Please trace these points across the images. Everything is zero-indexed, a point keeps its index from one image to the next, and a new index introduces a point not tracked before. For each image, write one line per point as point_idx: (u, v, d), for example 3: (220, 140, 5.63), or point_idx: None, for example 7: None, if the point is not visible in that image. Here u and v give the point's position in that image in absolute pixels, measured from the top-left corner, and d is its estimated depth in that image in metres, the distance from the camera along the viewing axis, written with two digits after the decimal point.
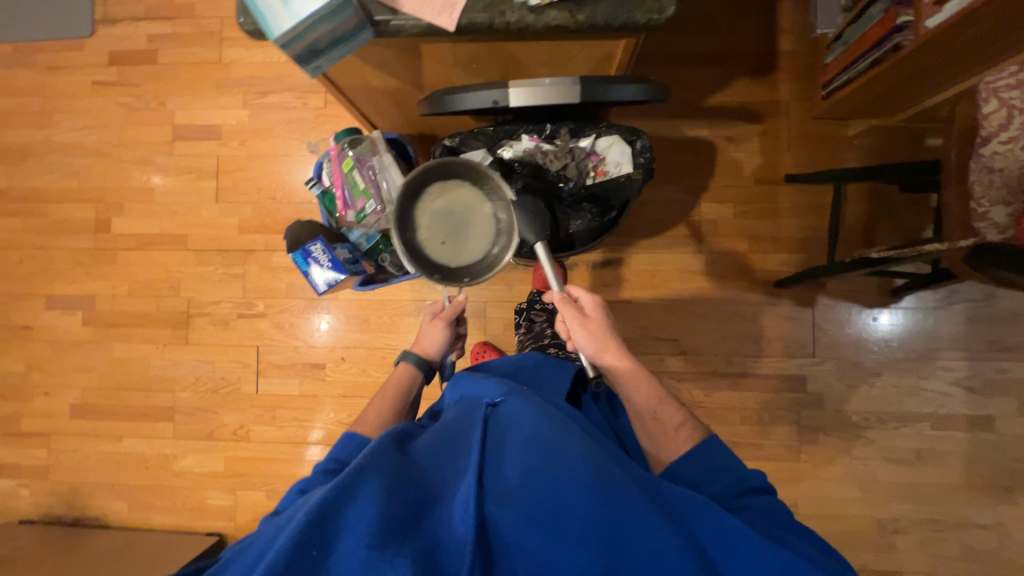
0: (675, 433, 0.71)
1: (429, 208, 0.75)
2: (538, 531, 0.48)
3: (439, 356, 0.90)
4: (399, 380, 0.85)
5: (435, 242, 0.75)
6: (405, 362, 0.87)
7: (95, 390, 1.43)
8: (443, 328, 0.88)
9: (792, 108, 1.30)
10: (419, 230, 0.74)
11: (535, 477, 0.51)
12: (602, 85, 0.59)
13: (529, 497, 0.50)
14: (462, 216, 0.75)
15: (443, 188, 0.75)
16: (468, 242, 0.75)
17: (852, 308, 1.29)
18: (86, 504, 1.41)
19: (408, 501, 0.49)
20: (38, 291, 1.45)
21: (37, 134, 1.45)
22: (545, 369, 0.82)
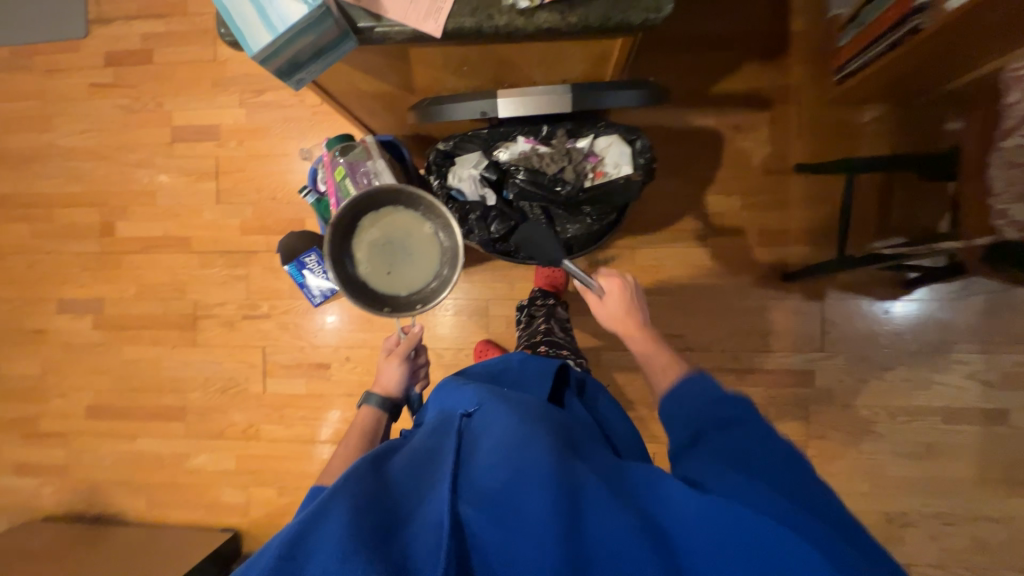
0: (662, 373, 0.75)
1: (365, 242, 0.81)
2: (508, 532, 0.47)
3: (402, 392, 0.89)
4: (363, 422, 0.84)
5: (380, 274, 0.82)
6: (368, 404, 0.86)
7: (109, 391, 1.46)
8: (398, 363, 0.89)
9: (803, 93, 1.25)
10: (362, 265, 0.81)
11: (506, 479, 0.50)
12: (593, 94, 0.60)
13: (499, 500, 0.49)
14: (401, 242, 0.81)
15: (377, 219, 0.81)
16: (412, 267, 0.82)
17: (862, 301, 1.26)
18: (106, 500, 1.46)
19: (384, 516, 0.48)
20: (49, 296, 1.47)
21: (38, 138, 1.46)
22: (529, 365, 0.79)
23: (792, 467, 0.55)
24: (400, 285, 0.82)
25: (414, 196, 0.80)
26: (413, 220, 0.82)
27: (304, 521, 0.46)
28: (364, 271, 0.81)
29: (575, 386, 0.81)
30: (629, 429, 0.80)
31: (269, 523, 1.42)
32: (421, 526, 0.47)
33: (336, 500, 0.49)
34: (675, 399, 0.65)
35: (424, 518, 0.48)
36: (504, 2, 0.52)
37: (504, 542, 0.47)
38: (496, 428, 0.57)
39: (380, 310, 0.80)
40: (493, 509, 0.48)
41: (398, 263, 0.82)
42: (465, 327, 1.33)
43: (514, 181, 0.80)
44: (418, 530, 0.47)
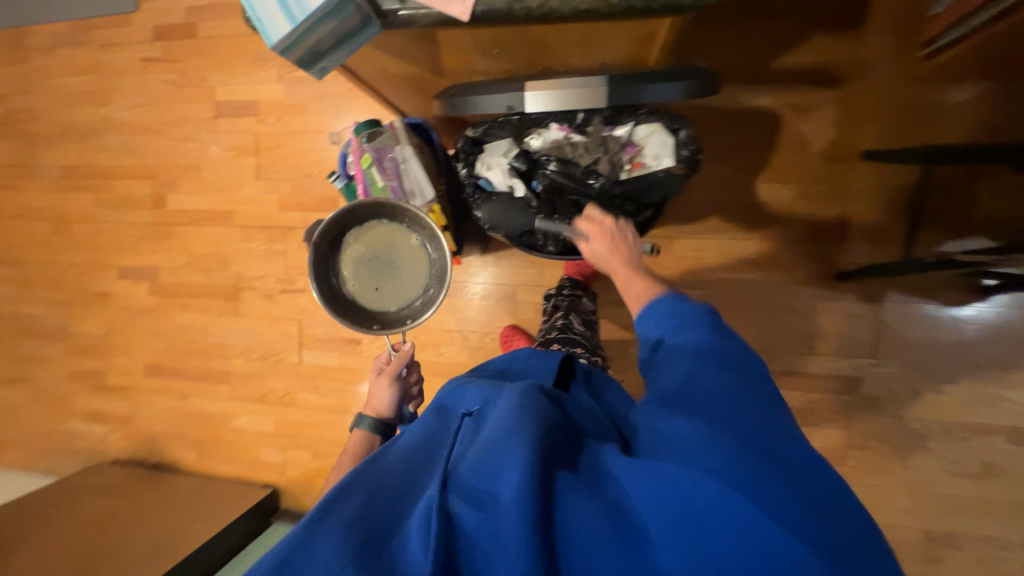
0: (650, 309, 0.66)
1: (352, 260, 0.83)
2: (491, 536, 0.43)
3: (394, 412, 0.87)
4: (356, 447, 0.83)
5: (369, 290, 0.84)
6: (361, 428, 0.84)
7: (163, 353, 1.58)
8: (388, 384, 0.87)
9: (879, 70, 1.10)
10: (351, 282, 0.83)
11: (489, 475, 0.47)
12: (632, 86, 0.55)
13: (480, 495, 0.46)
14: (388, 255, 0.83)
15: (362, 234, 0.83)
16: (400, 281, 0.84)
17: (926, 306, 1.14)
18: (164, 450, 1.61)
19: (374, 524, 0.46)
20: (110, 262, 1.58)
21: (97, 112, 1.53)
22: (536, 359, 0.76)
23: (771, 427, 0.49)
24: (390, 299, 0.84)
25: (396, 208, 0.81)
26: (399, 233, 0.83)
27: (290, 543, 0.43)
28: (354, 288, 0.84)
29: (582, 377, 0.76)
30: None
31: (304, 483, 1.52)
32: (407, 534, 0.44)
33: (338, 505, 0.47)
34: (649, 314, 0.62)
35: (411, 524, 0.45)
36: None
37: (488, 546, 0.43)
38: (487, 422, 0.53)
39: (371, 328, 0.83)
40: (476, 506, 0.45)
41: (387, 277, 0.84)
42: (492, 311, 1.33)
43: (546, 172, 0.76)
44: (404, 539, 0.44)
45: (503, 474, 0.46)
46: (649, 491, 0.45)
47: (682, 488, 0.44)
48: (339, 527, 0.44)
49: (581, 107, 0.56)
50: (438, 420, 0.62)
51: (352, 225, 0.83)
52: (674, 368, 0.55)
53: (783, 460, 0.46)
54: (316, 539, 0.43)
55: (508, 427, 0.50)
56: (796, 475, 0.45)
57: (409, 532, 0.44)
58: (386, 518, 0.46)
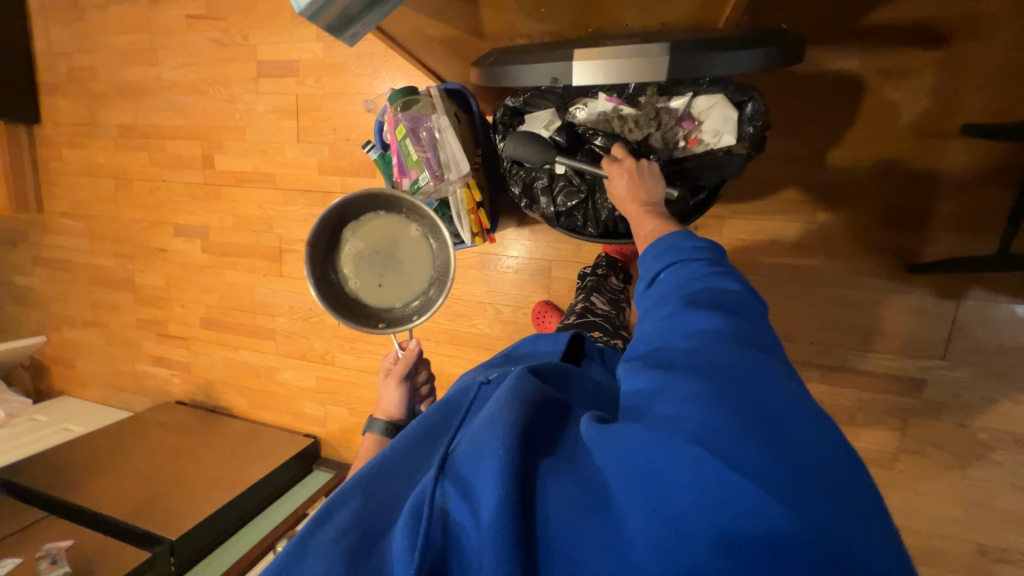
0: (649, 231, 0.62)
1: (351, 258, 0.83)
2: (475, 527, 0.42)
3: (404, 414, 0.84)
4: (369, 452, 0.79)
5: (373, 288, 0.83)
6: (374, 432, 0.80)
7: (216, 307, 1.68)
8: (396, 385, 0.84)
9: (999, 25, 0.92)
10: (353, 280, 0.82)
11: (472, 461, 0.45)
12: (697, 57, 0.49)
13: (465, 481, 0.45)
14: (387, 250, 0.82)
15: (358, 230, 0.83)
16: (402, 276, 0.83)
17: (1016, 306, 1.01)
18: (219, 395, 1.76)
19: (370, 523, 0.45)
20: (166, 219, 1.67)
21: (149, 71, 1.57)
22: (544, 339, 0.71)
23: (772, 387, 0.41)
24: (393, 295, 0.83)
25: (392, 200, 0.81)
26: (397, 226, 0.82)
27: (293, 551, 0.43)
28: (356, 287, 0.83)
29: (596, 355, 0.73)
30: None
31: (342, 437, 1.61)
32: (397, 529, 0.44)
33: (335, 515, 0.46)
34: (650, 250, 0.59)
35: (400, 520, 0.44)
36: None
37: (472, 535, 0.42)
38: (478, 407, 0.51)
39: (377, 327, 0.82)
40: (462, 493, 0.44)
41: (388, 273, 0.83)
42: (526, 286, 1.30)
43: (592, 147, 0.72)
44: (395, 535, 0.43)
45: (484, 460, 0.44)
46: (626, 467, 0.41)
47: (662, 463, 0.39)
48: (332, 535, 0.44)
49: (634, 80, 0.50)
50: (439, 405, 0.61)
51: (348, 220, 0.83)
52: (661, 316, 0.51)
53: (787, 427, 0.38)
54: (312, 551, 0.43)
55: (493, 412, 0.48)
56: (802, 447, 0.38)
57: (399, 525, 0.44)
58: (381, 514, 0.46)
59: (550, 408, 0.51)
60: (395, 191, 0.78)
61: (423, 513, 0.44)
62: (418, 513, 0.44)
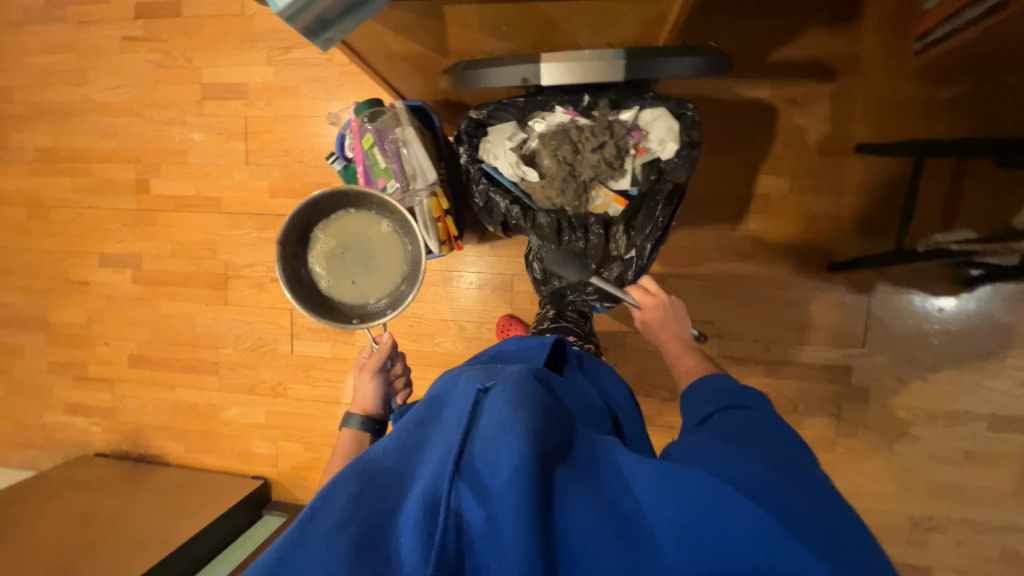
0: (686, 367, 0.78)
1: (323, 256, 0.83)
2: (492, 533, 0.43)
3: (380, 408, 0.88)
4: (346, 446, 0.84)
5: (346, 285, 0.83)
6: (350, 427, 0.85)
7: (148, 342, 1.54)
8: (369, 380, 0.87)
9: (874, 64, 1.12)
10: (327, 278, 0.82)
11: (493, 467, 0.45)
12: (648, 61, 0.55)
13: (483, 487, 0.44)
14: (359, 247, 0.83)
15: (329, 228, 0.83)
16: (375, 271, 0.83)
17: (915, 297, 1.17)
18: (149, 443, 1.57)
19: (370, 515, 0.43)
20: (90, 249, 1.53)
21: (76, 93, 1.47)
22: (527, 341, 0.73)
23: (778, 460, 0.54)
24: (367, 290, 0.83)
25: (362, 196, 0.81)
26: (368, 222, 0.83)
27: (286, 542, 0.41)
28: (329, 285, 0.83)
29: (575, 360, 0.75)
30: (633, 407, 0.76)
31: (296, 475, 1.50)
32: (405, 526, 0.43)
33: (329, 504, 0.43)
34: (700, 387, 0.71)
35: (407, 517, 0.43)
36: None
37: (489, 539, 0.43)
38: (488, 409, 0.49)
39: (351, 323, 0.82)
40: (477, 496, 0.44)
41: (361, 270, 0.83)
42: (489, 300, 1.32)
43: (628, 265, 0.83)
44: (403, 531, 0.42)
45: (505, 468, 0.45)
46: (653, 488, 0.47)
47: (697, 493, 0.46)
48: (332, 524, 0.42)
49: (596, 80, 0.55)
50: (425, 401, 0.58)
51: (319, 219, 0.83)
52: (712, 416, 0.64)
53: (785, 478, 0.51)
54: (309, 542, 0.41)
55: (509, 415, 0.47)
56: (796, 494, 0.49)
57: (407, 526, 0.43)
58: (380, 510, 0.44)
59: (557, 414, 0.53)
60: (362, 188, 0.78)
61: (437, 516, 0.43)
62: (430, 512, 0.43)
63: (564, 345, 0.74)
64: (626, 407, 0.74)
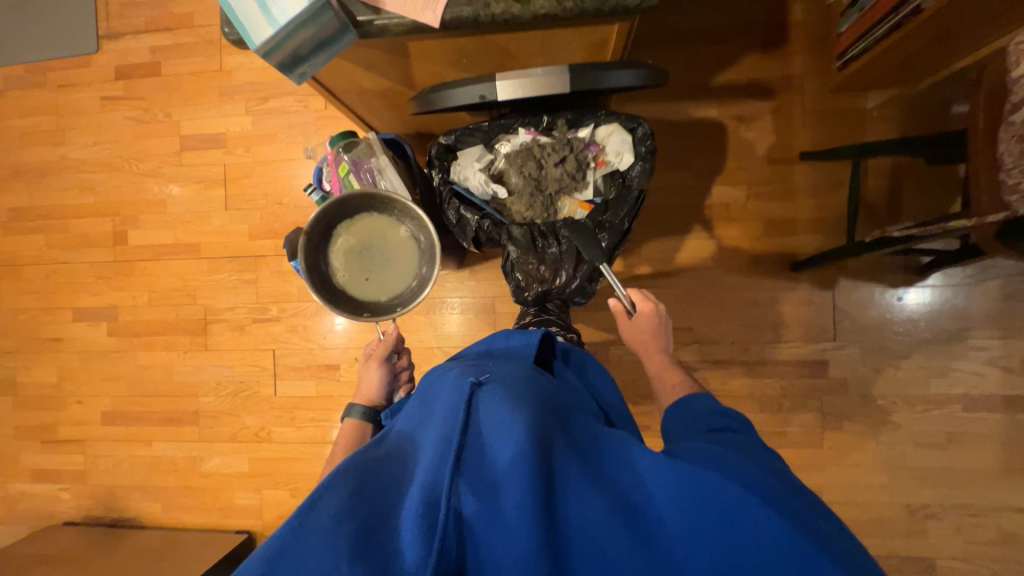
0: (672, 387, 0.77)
1: (341, 252, 0.84)
2: (494, 529, 0.43)
3: (384, 398, 0.88)
4: (348, 437, 0.83)
5: (360, 281, 0.85)
6: (352, 417, 0.84)
7: (123, 397, 1.48)
8: (376, 366, 0.88)
9: (806, 81, 1.24)
10: (342, 273, 0.84)
11: (495, 465, 0.45)
12: (595, 74, 0.61)
13: (485, 484, 0.44)
14: (377, 247, 0.85)
15: (351, 226, 0.85)
16: (389, 272, 0.85)
17: (875, 289, 1.24)
18: (123, 505, 1.48)
19: (369, 511, 0.43)
20: (63, 305, 1.50)
21: (53, 152, 1.49)
22: (516, 335, 0.73)
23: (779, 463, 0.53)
24: (380, 289, 0.85)
25: (386, 201, 0.83)
26: (388, 225, 0.85)
27: (283, 537, 0.40)
28: (343, 278, 0.84)
29: (562, 355, 0.76)
30: (621, 402, 0.77)
31: None
32: (406, 520, 0.42)
33: (325, 500, 0.43)
34: (683, 410, 0.66)
35: (408, 513, 0.43)
36: None
37: (491, 533, 0.43)
38: (487, 407, 0.49)
39: (362, 316, 0.83)
40: (477, 495, 0.44)
41: (377, 268, 0.85)
42: (472, 324, 1.34)
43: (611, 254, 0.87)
44: (404, 526, 0.42)
45: (507, 471, 0.45)
46: (656, 486, 0.47)
47: (702, 491, 0.45)
48: (329, 519, 0.41)
49: (547, 94, 0.61)
50: (422, 402, 0.57)
51: (341, 217, 0.84)
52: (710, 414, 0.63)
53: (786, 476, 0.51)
54: (310, 532, 0.41)
55: (510, 413, 0.48)
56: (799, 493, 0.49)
57: (406, 521, 0.42)
58: (379, 506, 0.44)
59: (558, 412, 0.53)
60: (391, 195, 0.81)
61: (437, 512, 0.42)
62: (430, 509, 0.42)
63: (551, 342, 0.74)
64: (615, 399, 0.76)
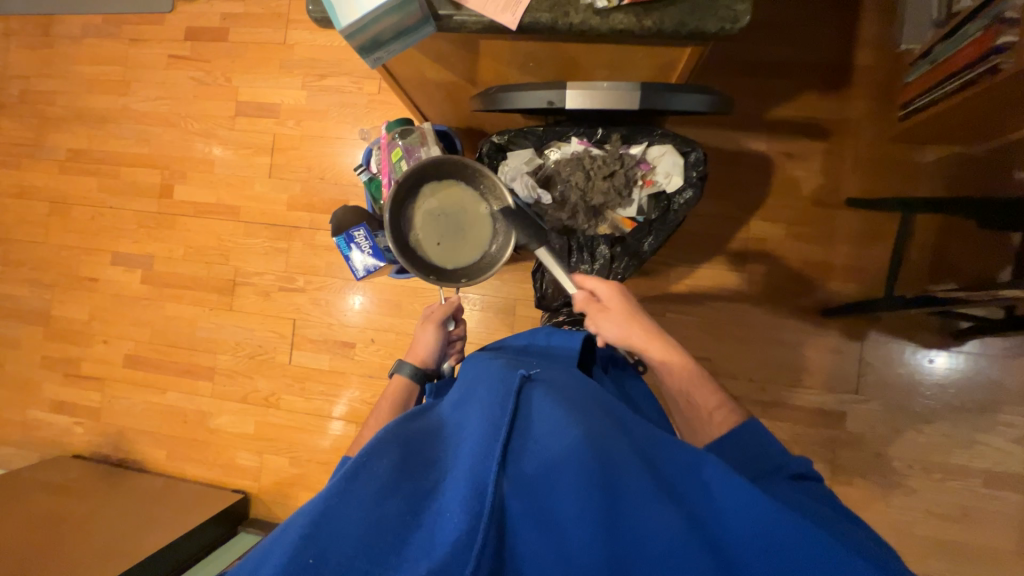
0: (709, 417, 0.67)
1: (422, 211, 0.84)
2: (540, 524, 0.43)
3: (435, 361, 0.87)
4: (396, 392, 0.82)
5: (430, 244, 0.84)
6: (402, 372, 0.84)
7: (146, 343, 1.53)
8: (432, 329, 0.88)
9: (863, 127, 1.22)
10: (417, 233, 0.83)
11: (542, 462, 0.45)
12: (663, 94, 0.61)
13: (531, 479, 0.44)
14: (456, 216, 0.84)
15: (437, 189, 0.84)
16: (462, 243, 0.84)
17: (906, 346, 1.20)
18: (131, 447, 1.53)
19: (413, 489, 0.44)
20: (104, 247, 1.56)
21: (116, 101, 1.56)
22: (556, 338, 0.73)
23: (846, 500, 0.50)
24: (448, 257, 0.84)
25: (476, 173, 0.82)
26: (470, 197, 0.84)
27: (325, 502, 0.41)
28: (418, 237, 0.84)
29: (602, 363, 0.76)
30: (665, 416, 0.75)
31: (277, 492, 1.45)
32: (451, 504, 0.43)
33: (371, 469, 0.44)
34: (734, 446, 0.61)
35: (454, 497, 0.43)
36: (581, 2, 0.57)
37: (534, 527, 0.43)
38: (536, 404, 0.50)
39: (428, 277, 0.81)
40: (521, 491, 0.44)
41: (451, 236, 0.84)
42: (491, 323, 1.34)
43: (639, 255, 0.87)
44: (449, 510, 0.42)
45: (556, 470, 0.44)
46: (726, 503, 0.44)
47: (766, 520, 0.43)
48: (375, 490, 0.43)
49: (613, 108, 0.62)
50: (465, 389, 0.58)
51: (431, 178, 0.84)
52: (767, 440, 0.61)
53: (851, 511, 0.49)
54: (353, 503, 0.42)
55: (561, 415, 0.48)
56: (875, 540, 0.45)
57: (450, 505, 0.43)
58: (422, 488, 0.45)
59: (609, 416, 0.52)
60: (483, 168, 0.80)
61: (483, 499, 0.42)
62: (476, 497, 0.43)
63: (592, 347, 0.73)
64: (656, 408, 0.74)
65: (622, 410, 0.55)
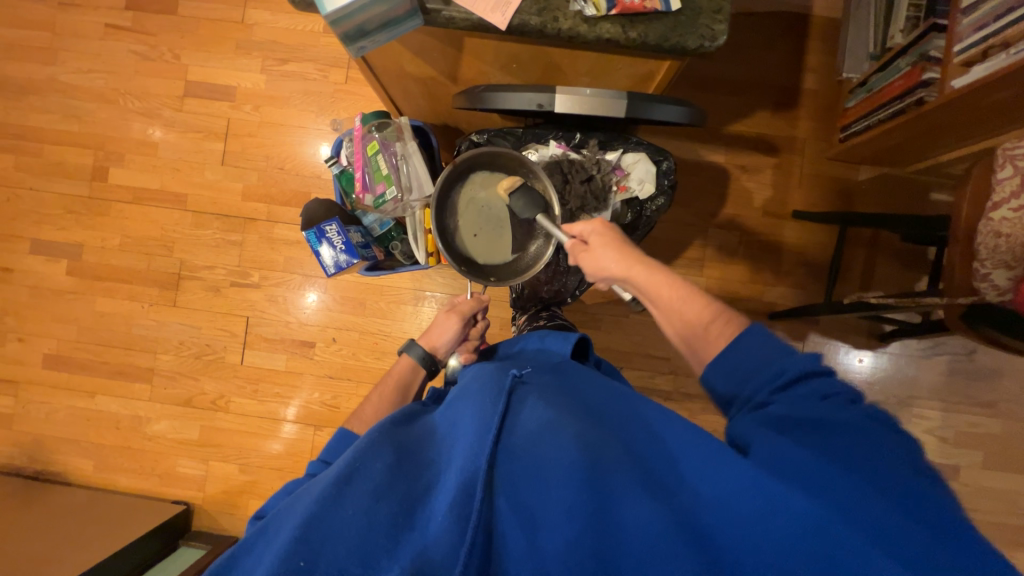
0: (704, 332, 0.59)
1: (467, 200, 0.83)
2: (528, 526, 0.45)
3: (446, 353, 0.87)
4: (401, 372, 0.82)
5: (467, 232, 0.84)
6: (411, 355, 0.83)
7: (73, 342, 1.38)
8: (457, 323, 0.86)
9: (808, 146, 1.32)
10: (456, 219, 0.83)
11: (533, 463, 0.47)
12: (645, 104, 0.64)
13: (521, 477, 0.47)
14: (498, 213, 0.84)
15: (486, 181, 0.84)
16: (497, 241, 0.84)
17: (840, 348, 1.32)
18: (50, 458, 1.37)
19: (406, 493, 0.46)
20: (21, 234, 1.39)
21: (39, 70, 1.39)
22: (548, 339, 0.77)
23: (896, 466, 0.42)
24: (481, 250, 0.84)
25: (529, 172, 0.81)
26: None
27: (320, 504, 0.44)
28: (455, 224, 0.83)
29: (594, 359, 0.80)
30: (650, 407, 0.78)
31: (224, 502, 1.36)
32: (441, 508, 0.45)
33: (364, 471, 0.47)
34: (720, 368, 0.55)
35: (445, 501, 0.45)
36: (570, 9, 0.59)
37: (521, 528, 0.45)
38: (525, 409, 0.53)
39: (458, 267, 0.81)
40: (512, 499, 0.46)
41: (489, 231, 0.84)
42: None
43: None
44: (439, 512, 0.45)
45: (544, 471, 0.46)
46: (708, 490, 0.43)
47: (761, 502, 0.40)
48: (369, 492, 0.45)
49: (599, 114, 0.64)
50: (459, 392, 0.61)
51: (484, 168, 0.83)
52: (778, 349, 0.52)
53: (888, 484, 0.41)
54: (346, 503, 0.44)
55: (551, 419, 0.51)
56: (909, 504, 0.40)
57: (441, 509, 0.45)
58: (415, 490, 0.47)
59: (598, 416, 0.54)
60: (536, 169, 0.79)
61: (472, 499, 0.45)
62: (466, 500, 0.45)
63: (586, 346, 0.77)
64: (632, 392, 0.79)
65: (612, 407, 0.57)
